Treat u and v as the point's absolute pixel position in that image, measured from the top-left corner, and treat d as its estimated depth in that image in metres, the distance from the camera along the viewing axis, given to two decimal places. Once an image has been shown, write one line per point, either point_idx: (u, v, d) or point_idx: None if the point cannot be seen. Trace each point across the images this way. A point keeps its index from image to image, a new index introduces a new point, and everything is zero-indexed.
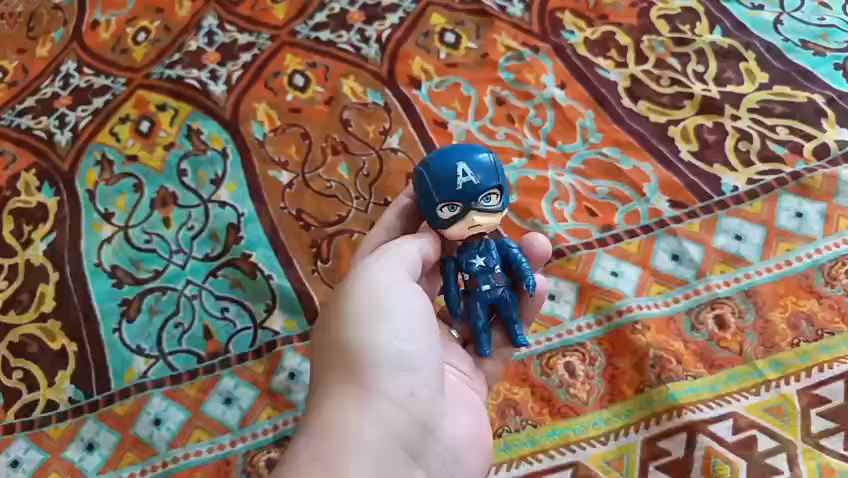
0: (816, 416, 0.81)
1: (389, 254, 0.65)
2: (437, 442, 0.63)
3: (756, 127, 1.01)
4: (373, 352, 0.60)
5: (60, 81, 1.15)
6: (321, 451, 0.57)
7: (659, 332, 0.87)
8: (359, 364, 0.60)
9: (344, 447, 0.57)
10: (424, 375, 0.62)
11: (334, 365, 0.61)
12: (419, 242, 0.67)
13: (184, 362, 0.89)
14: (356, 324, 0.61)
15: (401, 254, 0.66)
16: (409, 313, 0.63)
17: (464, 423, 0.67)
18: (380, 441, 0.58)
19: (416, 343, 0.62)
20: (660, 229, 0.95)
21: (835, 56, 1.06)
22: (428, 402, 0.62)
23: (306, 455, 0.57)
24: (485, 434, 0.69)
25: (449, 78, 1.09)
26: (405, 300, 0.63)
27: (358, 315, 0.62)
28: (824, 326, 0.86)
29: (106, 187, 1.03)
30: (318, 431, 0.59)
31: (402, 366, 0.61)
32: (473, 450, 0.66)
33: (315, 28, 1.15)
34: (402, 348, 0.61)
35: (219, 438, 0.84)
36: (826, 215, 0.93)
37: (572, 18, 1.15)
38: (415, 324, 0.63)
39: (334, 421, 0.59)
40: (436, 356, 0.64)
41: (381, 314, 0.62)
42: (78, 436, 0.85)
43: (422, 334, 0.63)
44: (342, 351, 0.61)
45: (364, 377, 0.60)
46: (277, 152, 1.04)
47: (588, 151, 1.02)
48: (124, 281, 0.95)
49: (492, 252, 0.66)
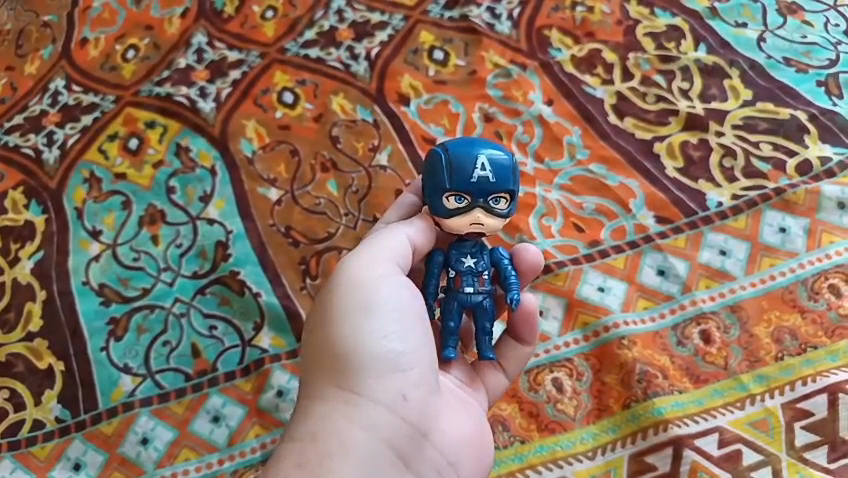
0: (800, 429, 0.81)
1: (375, 245, 0.65)
2: (431, 442, 0.63)
3: (740, 144, 1.02)
4: (361, 354, 0.61)
5: (48, 99, 1.15)
6: (308, 456, 0.58)
7: (645, 347, 0.88)
8: (346, 366, 0.61)
9: (330, 453, 0.58)
10: (416, 374, 0.63)
11: (323, 366, 0.62)
12: (405, 228, 0.66)
13: (172, 380, 0.89)
14: (343, 323, 0.62)
15: (388, 243, 0.65)
16: (399, 310, 0.63)
17: (461, 420, 0.67)
18: (368, 445, 0.59)
19: (406, 341, 0.62)
20: (647, 244, 0.96)
21: (817, 73, 1.08)
22: (419, 404, 0.63)
23: (293, 460, 0.58)
24: (484, 432, 0.69)
25: (437, 96, 1.10)
26: (394, 296, 0.63)
27: (345, 314, 0.62)
28: (807, 340, 0.87)
29: (95, 204, 1.03)
30: (306, 435, 0.60)
31: (391, 366, 0.61)
32: (471, 448, 0.67)
33: (305, 45, 1.16)
34: (391, 349, 0.61)
35: (206, 457, 0.83)
36: (809, 230, 0.94)
37: (560, 35, 1.16)
38: (405, 321, 0.63)
39: (322, 425, 0.60)
40: (429, 354, 0.64)
41: (369, 313, 0.62)
42: (65, 455, 0.85)
43: (413, 332, 0.63)
44: (330, 352, 0.62)
45: (352, 378, 0.61)
46: (266, 170, 1.04)
47: (575, 167, 1.03)
48: (112, 299, 0.95)
49: (484, 254, 0.67)
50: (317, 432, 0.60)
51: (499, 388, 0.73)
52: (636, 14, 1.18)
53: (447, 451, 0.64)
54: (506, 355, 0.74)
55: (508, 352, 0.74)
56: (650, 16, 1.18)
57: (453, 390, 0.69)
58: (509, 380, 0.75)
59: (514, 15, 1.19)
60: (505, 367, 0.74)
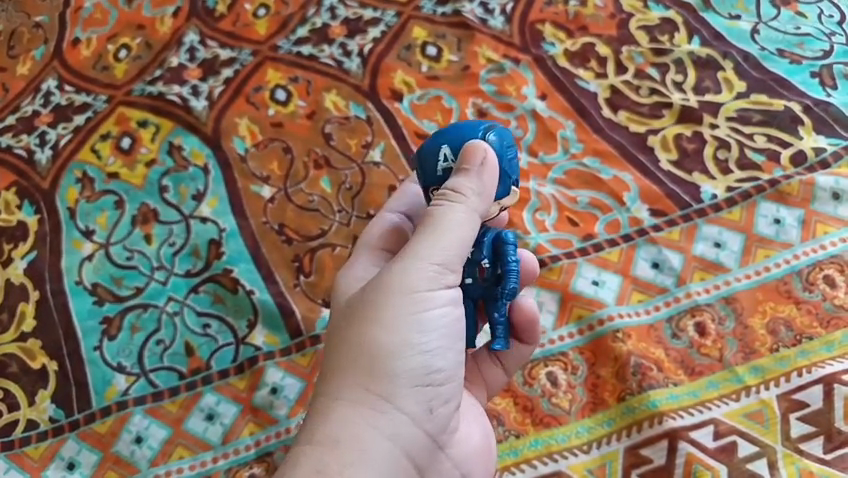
0: (796, 420, 0.81)
1: (443, 241, 0.60)
2: (444, 455, 0.64)
3: (734, 136, 1.02)
4: (402, 368, 0.59)
5: (41, 99, 1.15)
6: (331, 462, 0.56)
7: (640, 341, 0.88)
8: (381, 371, 0.59)
9: (354, 460, 0.57)
10: (447, 391, 0.62)
11: (354, 367, 0.60)
12: (469, 184, 0.59)
13: (166, 379, 0.89)
14: (390, 332, 0.59)
15: (459, 239, 0.60)
16: (447, 327, 0.62)
17: (470, 432, 0.68)
18: (390, 459, 0.59)
19: (447, 359, 0.62)
20: (641, 238, 0.95)
21: (811, 65, 1.08)
22: (442, 418, 0.63)
23: (312, 464, 0.56)
24: (490, 443, 0.70)
25: (430, 91, 1.09)
26: (444, 312, 0.61)
27: (393, 323, 0.60)
28: (802, 331, 0.86)
29: (88, 204, 1.03)
30: (327, 438, 0.58)
31: (430, 383, 0.61)
32: (476, 460, 0.68)
33: (297, 43, 1.16)
34: (432, 364, 0.60)
35: (200, 455, 0.84)
36: (804, 221, 0.94)
37: (553, 29, 1.16)
38: (450, 337, 0.62)
39: (347, 430, 0.58)
40: (459, 369, 0.64)
41: (417, 327, 0.60)
42: (59, 455, 0.85)
43: (453, 348, 0.62)
44: (369, 357, 0.59)
45: (388, 389, 0.59)
46: (259, 168, 1.04)
47: (568, 161, 1.03)
48: (106, 299, 0.95)
49: (484, 241, 0.64)
50: (340, 437, 0.57)
51: (496, 384, 0.75)
52: (629, 8, 1.17)
53: (457, 464, 0.66)
54: (507, 353, 0.75)
55: (506, 350, 0.75)
56: (643, 9, 1.17)
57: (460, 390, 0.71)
58: (509, 376, 0.76)
59: (507, 10, 1.18)
60: (505, 364, 0.75)
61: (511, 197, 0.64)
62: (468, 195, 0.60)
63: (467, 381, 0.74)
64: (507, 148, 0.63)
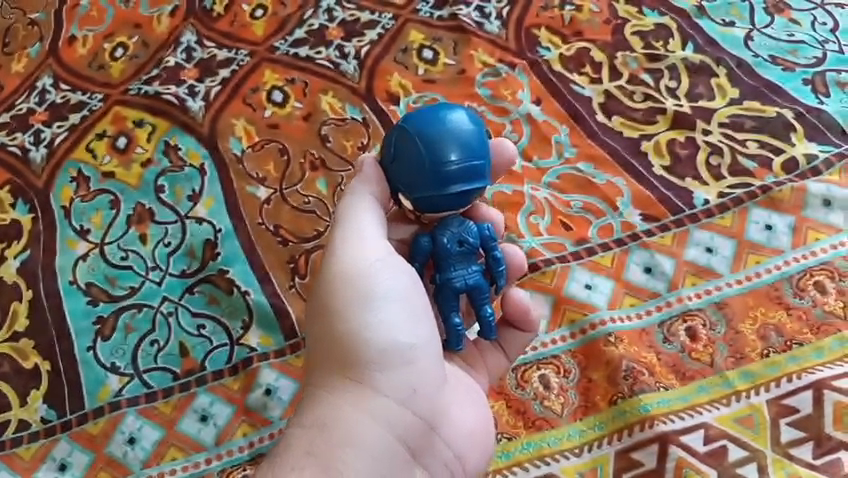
0: (785, 425, 0.82)
1: (357, 222, 0.65)
2: (440, 435, 0.65)
3: (727, 143, 1.03)
4: (366, 347, 0.62)
5: (36, 97, 1.15)
6: (318, 444, 0.60)
7: (631, 344, 0.88)
8: (353, 357, 0.62)
9: (341, 442, 0.60)
10: (424, 366, 0.64)
11: (327, 358, 0.63)
12: (363, 187, 0.66)
13: (160, 380, 0.89)
14: (343, 314, 0.62)
15: (366, 217, 0.66)
16: (400, 299, 0.63)
17: (469, 412, 0.68)
18: (376, 437, 0.61)
19: (411, 331, 0.63)
20: (633, 242, 0.96)
21: (804, 72, 1.09)
22: (428, 397, 0.64)
23: (302, 447, 0.60)
24: (489, 426, 0.69)
25: (426, 94, 1.10)
26: (392, 284, 0.63)
27: (344, 305, 0.63)
28: (792, 336, 0.87)
29: (82, 203, 1.03)
30: (314, 424, 0.61)
31: (399, 358, 0.62)
32: (478, 440, 0.68)
33: (294, 44, 1.16)
34: (395, 340, 0.62)
35: (193, 456, 0.84)
36: (795, 228, 0.95)
37: (549, 34, 1.17)
38: (407, 309, 0.64)
39: (329, 415, 0.61)
40: (434, 344, 0.65)
41: (368, 304, 0.63)
42: (51, 456, 0.85)
43: (416, 321, 0.64)
44: (333, 343, 0.63)
45: (358, 371, 0.62)
46: (254, 168, 1.04)
47: (562, 166, 1.03)
48: (100, 299, 0.95)
49: (472, 228, 0.67)
50: (324, 422, 0.61)
51: (499, 368, 0.76)
52: (624, 14, 1.18)
53: (455, 445, 0.66)
54: (507, 338, 0.76)
55: (508, 336, 0.76)
56: (638, 15, 1.18)
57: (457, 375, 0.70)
58: (510, 361, 0.77)
59: (504, 14, 1.19)
60: (506, 350, 0.76)
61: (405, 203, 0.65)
62: (354, 185, 0.67)
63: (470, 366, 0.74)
64: (388, 157, 0.66)
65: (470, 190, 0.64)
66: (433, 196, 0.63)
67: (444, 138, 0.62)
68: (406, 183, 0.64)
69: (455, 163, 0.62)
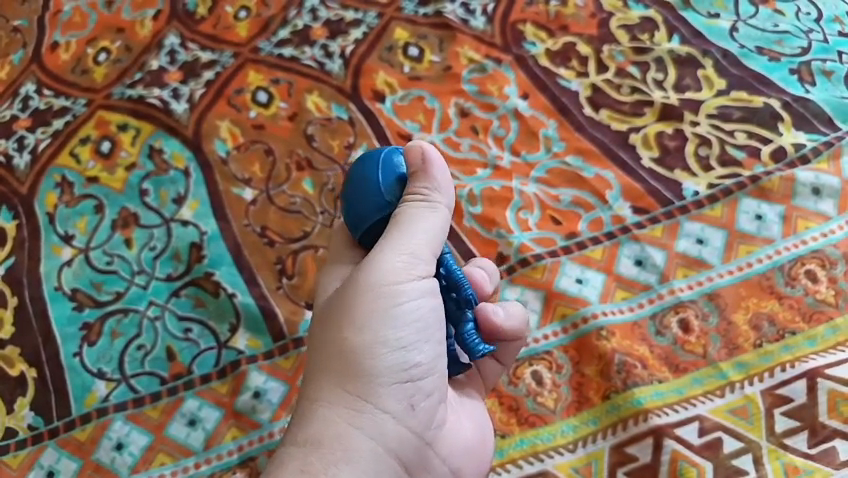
0: (780, 415, 0.81)
1: (412, 234, 0.61)
2: (435, 453, 0.64)
3: (715, 133, 1.02)
4: (375, 364, 0.60)
5: (19, 104, 1.14)
6: (312, 463, 0.58)
7: (624, 338, 0.88)
8: (359, 372, 0.60)
9: (336, 459, 0.58)
10: (429, 385, 0.63)
11: (330, 369, 0.60)
12: (438, 198, 0.63)
13: (147, 384, 0.88)
14: (361, 328, 0.60)
15: (424, 231, 0.61)
16: (420, 320, 0.62)
17: (462, 426, 0.68)
18: (374, 455, 0.59)
19: (423, 351, 0.62)
20: (624, 235, 0.95)
21: (790, 61, 1.08)
22: (427, 415, 0.63)
23: (296, 466, 0.58)
24: (484, 440, 0.70)
25: (412, 92, 1.09)
26: (415, 304, 0.61)
27: (364, 318, 0.60)
28: (785, 326, 0.87)
29: (66, 209, 1.02)
30: (307, 441, 0.59)
31: (406, 377, 0.61)
32: (470, 455, 0.68)
33: (278, 45, 1.15)
34: (408, 359, 0.61)
35: (182, 461, 0.83)
36: (785, 217, 0.94)
37: (534, 29, 1.16)
38: (427, 330, 0.62)
39: (327, 431, 0.59)
40: (441, 362, 0.64)
41: (386, 320, 0.60)
42: (38, 464, 0.84)
43: (431, 341, 0.63)
44: (344, 356, 0.60)
45: (366, 387, 0.60)
46: (240, 170, 1.03)
47: (551, 160, 1.03)
48: (85, 304, 0.94)
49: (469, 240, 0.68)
50: (321, 439, 0.59)
51: (494, 374, 0.78)
52: (610, 7, 1.18)
53: (448, 461, 0.66)
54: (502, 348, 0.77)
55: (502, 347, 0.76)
56: (623, 8, 1.18)
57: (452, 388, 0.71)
58: (506, 364, 0.79)
59: (489, 11, 1.18)
60: (501, 359, 0.77)
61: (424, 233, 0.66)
62: (427, 194, 0.62)
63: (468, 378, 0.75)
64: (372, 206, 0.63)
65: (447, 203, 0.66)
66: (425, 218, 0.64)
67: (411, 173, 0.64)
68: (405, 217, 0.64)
69: None
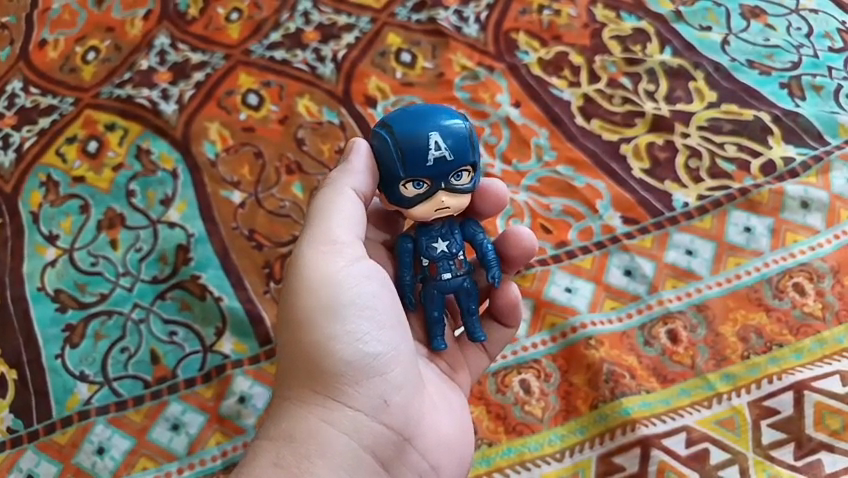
0: (767, 427, 0.81)
1: (332, 222, 0.63)
2: (415, 448, 0.63)
3: (706, 145, 1.03)
4: (332, 359, 0.60)
5: (4, 101, 1.12)
6: (285, 456, 0.58)
7: (612, 347, 0.87)
8: (318, 368, 0.60)
9: (309, 453, 0.58)
10: (396, 376, 0.62)
11: (293, 369, 0.61)
12: (347, 180, 0.63)
13: (130, 388, 0.87)
14: (311, 325, 0.60)
15: (341, 217, 0.63)
16: (369, 308, 0.61)
17: (444, 424, 0.67)
18: (347, 449, 0.59)
19: (381, 342, 0.61)
20: (613, 245, 0.95)
21: (780, 76, 1.09)
22: (399, 408, 0.62)
23: (269, 459, 0.58)
24: (467, 437, 0.69)
25: (404, 98, 1.09)
26: (360, 292, 0.61)
27: (311, 315, 0.60)
28: (773, 338, 0.87)
29: (51, 208, 1.00)
30: (281, 436, 0.59)
31: (367, 370, 0.60)
32: (452, 452, 0.67)
33: (270, 47, 1.15)
34: (366, 351, 0.60)
35: (165, 466, 0.81)
36: (774, 230, 0.95)
37: (527, 38, 1.16)
38: (377, 318, 0.62)
39: (297, 427, 0.59)
40: (404, 353, 0.63)
41: (335, 313, 0.60)
42: (17, 467, 0.82)
43: (387, 329, 0.62)
44: (303, 354, 0.60)
45: (328, 383, 0.60)
46: (229, 172, 1.02)
47: (542, 169, 1.03)
48: (69, 305, 0.92)
49: (455, 234, 0.65)
50: (294, 434, 0.59)
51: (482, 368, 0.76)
52: (602, 18, 1.18)
53: (430, 456, 0.64)
54: (491, 338, 0.75)
55: (493, 336, 0.75)
56: (616, 19, 1.18)
57: (434, 382, 0.69)
58: (491, 359, 0.77)
59: (482, 18, 1.18)
60: (490, 350, 0.76)
61: (425, 207, 0.62)
62: (338, 178, 0.64)
63: (455, 367, 0.73)
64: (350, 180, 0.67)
65: (436, 164, 0.60)
66: (414, 188, 0.61)
67: (384, 150, 0.62)
68: (391, 190, 0.62)
69: (405, 168, 0.60)
